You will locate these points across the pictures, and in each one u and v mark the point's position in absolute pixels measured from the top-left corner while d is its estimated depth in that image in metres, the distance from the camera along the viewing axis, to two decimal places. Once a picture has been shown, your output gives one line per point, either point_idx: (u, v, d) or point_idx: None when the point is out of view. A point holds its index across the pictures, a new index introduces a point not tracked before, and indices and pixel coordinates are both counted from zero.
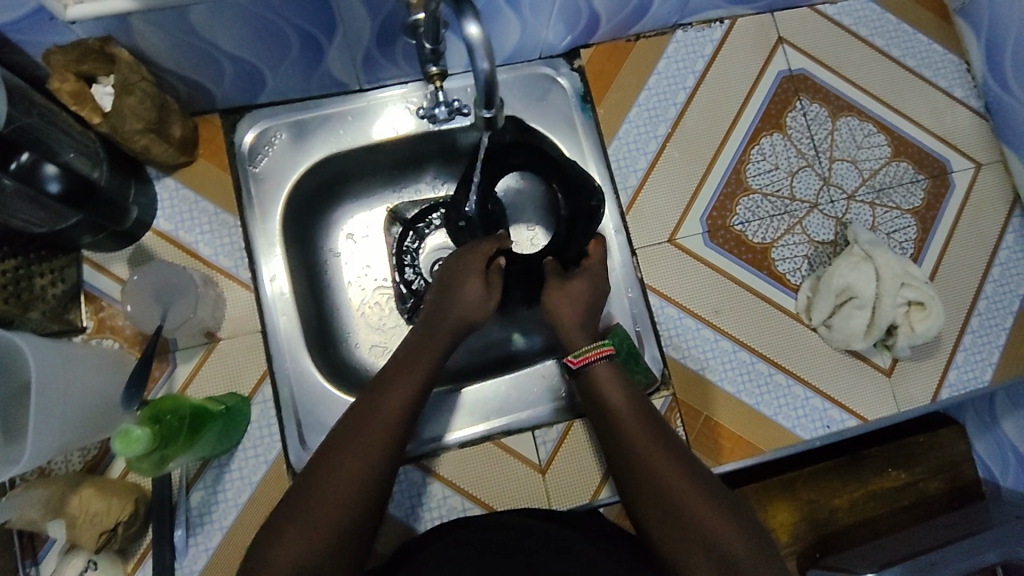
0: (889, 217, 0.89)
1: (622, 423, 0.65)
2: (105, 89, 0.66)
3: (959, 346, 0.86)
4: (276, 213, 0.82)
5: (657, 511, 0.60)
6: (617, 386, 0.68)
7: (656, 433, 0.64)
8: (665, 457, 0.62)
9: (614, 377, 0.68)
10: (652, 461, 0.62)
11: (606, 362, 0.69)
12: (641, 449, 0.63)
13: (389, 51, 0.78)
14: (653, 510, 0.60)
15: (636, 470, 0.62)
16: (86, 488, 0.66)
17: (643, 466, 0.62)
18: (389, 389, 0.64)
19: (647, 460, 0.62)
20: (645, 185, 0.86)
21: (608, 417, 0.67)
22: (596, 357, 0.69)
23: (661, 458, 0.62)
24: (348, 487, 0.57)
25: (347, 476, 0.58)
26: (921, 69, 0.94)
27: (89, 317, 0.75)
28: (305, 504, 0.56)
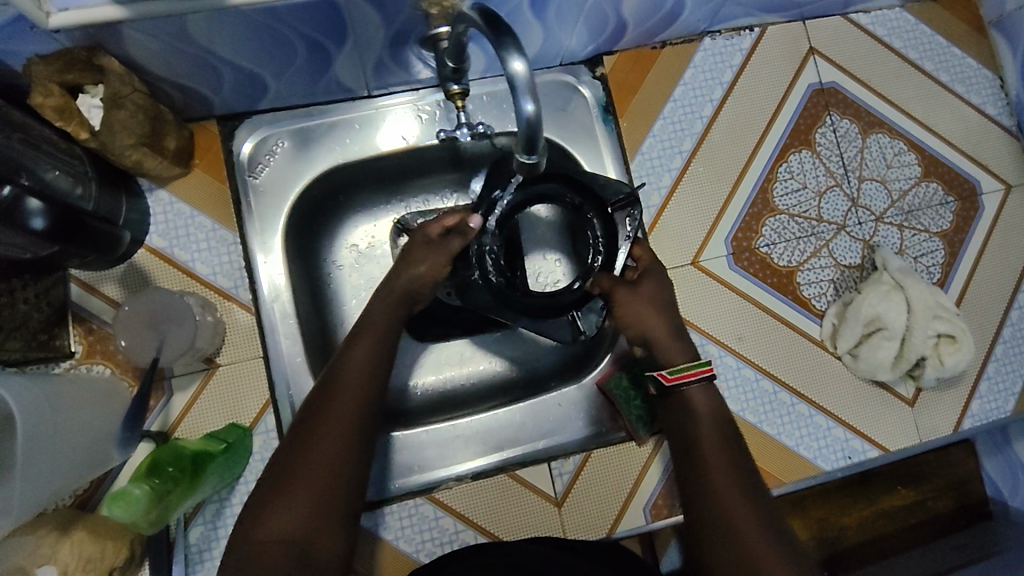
0: (917, 241, 0.86)
1: (704, 457, 0.63)
2: (93, 101, 0.60)
3: (983, 375, 0.84)
4: (278, 228, 0.76)
5: (724, 558, 0.57)
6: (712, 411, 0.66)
7: (737, 473, 0.61)
8: (743, 503, 0.59)
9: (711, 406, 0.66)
10: (727, 503, 0.59)
11: (702, 387, 0.67)
12: (721, 489, 0.60)
13: (402, 58, 0.72)
14: (720, 555, 0.58)
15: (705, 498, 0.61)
16: (78, 532, 0.62)
17: (718, 506, 0.59)
18: (355, 352, 0.63)
19: (724, 499, 0.60)
20: (668, 203, 0.82)
21: (692, 447, 0.64)
22: (693, 377, 0.66)
23: (738, 504, 0.59)
24: (333, 454, 0.56)
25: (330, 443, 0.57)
26: (954, 84, 0.90)
27: (78, 341, 0.70)
28: (289, 473, 0.55)
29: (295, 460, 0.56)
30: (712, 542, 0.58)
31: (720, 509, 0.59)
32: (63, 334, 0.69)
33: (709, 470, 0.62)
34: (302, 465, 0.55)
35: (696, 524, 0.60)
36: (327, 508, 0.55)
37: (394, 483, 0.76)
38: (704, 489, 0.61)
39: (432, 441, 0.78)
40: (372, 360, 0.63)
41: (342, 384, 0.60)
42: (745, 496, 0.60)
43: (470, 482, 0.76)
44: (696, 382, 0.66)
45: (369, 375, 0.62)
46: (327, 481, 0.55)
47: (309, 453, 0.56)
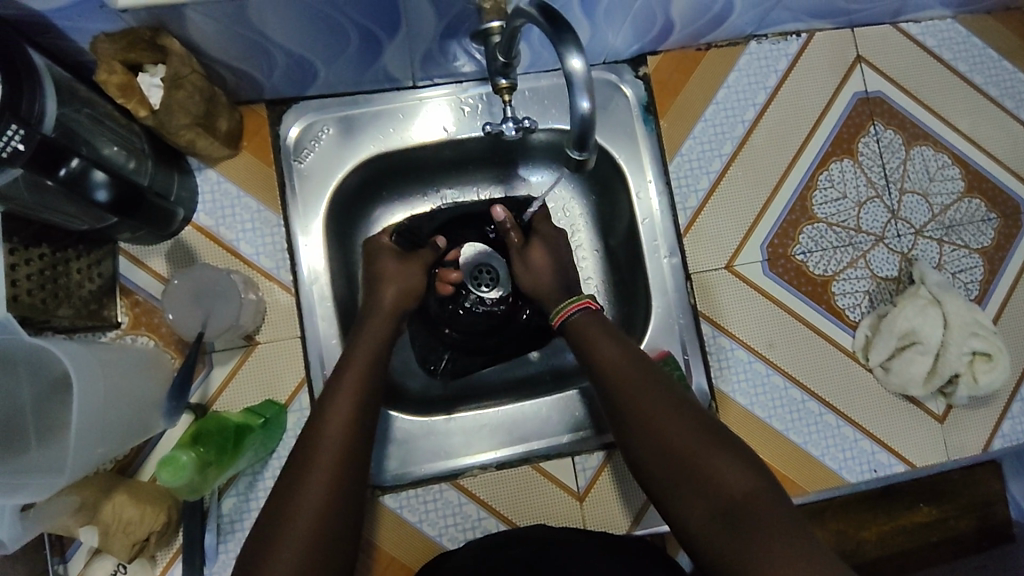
0: (956, 256, 0.85)
1: (618, 377, 0.63)
2: (153, 80, 0.62)
3: (1016, 396, 0.83)
4: (319, 212, 0.77)
5: (672, 474, 0.57)
6: (602, 330, 0.67)
7: (662, 385, 0.62)
8: (673, 412, 0.59)
9: (591, 324, 0.68)
10: (660, 418, 0.59)
11: (583, 314, 0.69)
12: (643, 405, 0.60)
13: (449, 49, 0.72)
14: (667, 471, 0.57)
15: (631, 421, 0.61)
16: (119, 495, 0.64)
17: (653, 421, 0.59)
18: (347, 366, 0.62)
19: (652, 411, 0.60)
20: (705, 207, 0.83)
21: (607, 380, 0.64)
22: (575, 309, 0.70)
23: (672, 417, 0.59)
24: (318, 504, 0.53)
25: (313, 496, 0.53)
26: (1003, 99, 0.88)
27: (125, 312, 0.72)
28: (272, 534, 0.51)
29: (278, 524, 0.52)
30: (654, 458, 0.58)
31: (655, 427, 0.59)
32: (111, 305, 0.72)
33: (628, 390, 0.62)
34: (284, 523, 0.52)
35: (636, 446, 0.60)
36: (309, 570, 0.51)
37: (419, 469, 0.77)
38: (634, 409, 0.61)
39: (459, 428, 0.78)
40: (355, 393, 0.60)
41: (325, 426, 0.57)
42: (665, 398, 0.60)
43: (494, 471, 0.77)
44: (579, 312, 0.70)
45: (353, 416, 0.58)
46: (310, 540, 0.52)
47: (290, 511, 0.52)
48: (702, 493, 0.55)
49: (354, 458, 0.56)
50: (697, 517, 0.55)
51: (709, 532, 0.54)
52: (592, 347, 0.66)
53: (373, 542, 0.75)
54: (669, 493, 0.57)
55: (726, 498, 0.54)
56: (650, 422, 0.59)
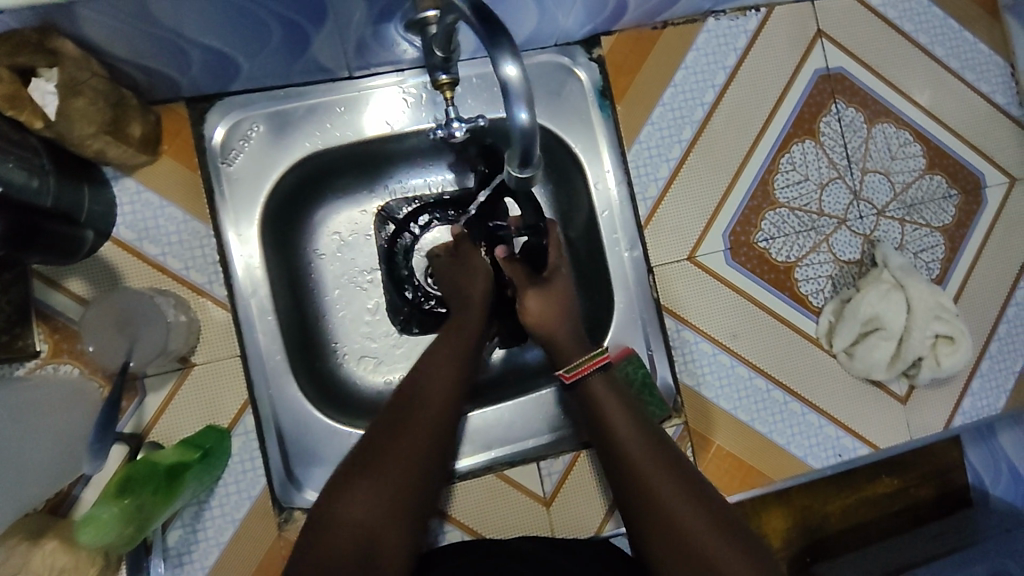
0: (918, 236, 0.84)
1: (628, 455, 0.61)
2: (47, 87, 0.53)
3: (975, 372, 0.84)
4: (254, 219, 0.73)
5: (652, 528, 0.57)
6: (617, 402, 0.64)
7: (655, 438, 0.62)
8: (660, 466, 0.59)
9: (609, 392, 0.65)
10: (648, 472, 0.59)
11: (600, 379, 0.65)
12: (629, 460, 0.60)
13: (386, 37, 0.66)
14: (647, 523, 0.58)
15: (641, 501, 0.58)
16: (49, 543, 0.59)
17: (662, 504, 0.57)
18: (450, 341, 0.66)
19: (639, 462, 0.60)
20: (665, 196, 0.79)
21: (618, 456, 0.61)
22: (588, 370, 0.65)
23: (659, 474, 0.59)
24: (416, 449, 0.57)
25: (422, 442, 0.58)
26: (963, 71, 0.86)
27: (43, 340, 0.66)
28: (370, 461, 0.56)
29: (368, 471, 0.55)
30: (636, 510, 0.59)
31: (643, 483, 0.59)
32: (26, 334, 0.65)
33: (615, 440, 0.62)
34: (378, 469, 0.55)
35: (640, 526, 0.58)
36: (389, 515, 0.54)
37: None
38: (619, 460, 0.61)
39: None
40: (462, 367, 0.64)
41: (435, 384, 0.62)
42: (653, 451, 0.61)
43: (457, 482, 0.74)
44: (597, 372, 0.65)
45: (453, 384, 0.62)
46: (404, 486, 0.56)
47: (396, 451, 0.57)
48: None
49: (453, 418, 0.62)
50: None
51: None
52: (605, 420, 0.63)
53: None
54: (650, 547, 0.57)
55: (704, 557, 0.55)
56: (657, 503, 0.57)
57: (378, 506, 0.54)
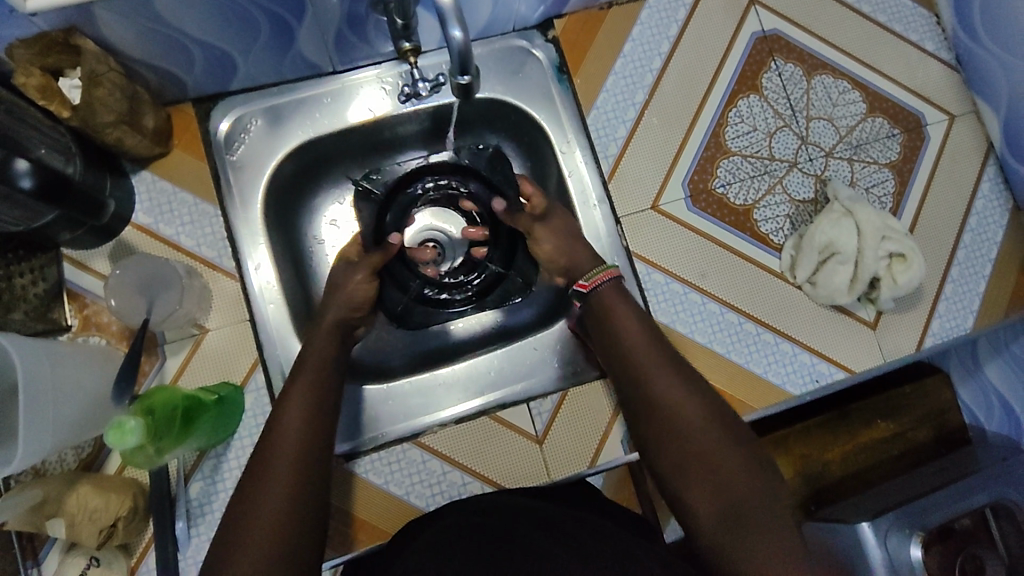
0: (867, 173, 0.90)
1: (647, 385, 0.67)
2: (73, 83, 0.65)
3: (940, 295, 0.88)
4: (257, 200, 0.81)
5: (687, 476, 0.62)
6: (638, 328, 0.71)
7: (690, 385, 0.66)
8: (696, 417, 0.64)
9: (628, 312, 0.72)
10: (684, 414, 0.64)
11: (611, 283, 0.75)
12: (669, 404, 0.65)
13: (360, 28, 0.76)
14: (682, 473, 0.62)
15: (661, 422, 0.65)
16: (84, 486, 0.66)
17: (672, 427, 0.64)
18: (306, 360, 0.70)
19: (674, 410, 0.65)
20: (625, 153, 0.87)
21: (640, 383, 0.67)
22: (602, 279, 0.75)
23: (694, 421, 0.64)
24: (296, 444, 0.61)
25: (290, 448, 0.61)
26: (892, 24, 0.94)
27: (74, 314, 0.74)
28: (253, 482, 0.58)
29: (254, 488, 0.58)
30: (670, 454, 0.63)
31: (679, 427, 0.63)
32: (59, 309, 0.74)
33: (646, 385, 0.67)
34: (254, 504, 0.57)
35: (654, 448, 0.64)
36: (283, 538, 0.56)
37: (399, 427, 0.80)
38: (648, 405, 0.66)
39: (416, 390, 0.82)
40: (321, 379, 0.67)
41: (292, 403, 0.64)
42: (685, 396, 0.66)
43: (453, 426, 0.80)
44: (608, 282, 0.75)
45: (315, 383, 0.67)
46: (288, 498, 0.58)
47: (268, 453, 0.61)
48: (714, 491, 0.60)
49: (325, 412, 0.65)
50: (703, 513, 0.60)
51: (715, 530, 0.59)
52: (624, 349, 0.70)
53: (348, 510, 0.76)
54: (681, 494, 0.62)
55: (733, 499, 0.59)
56: (670, 424, 0.64)
57: (274, 502, 0.57)
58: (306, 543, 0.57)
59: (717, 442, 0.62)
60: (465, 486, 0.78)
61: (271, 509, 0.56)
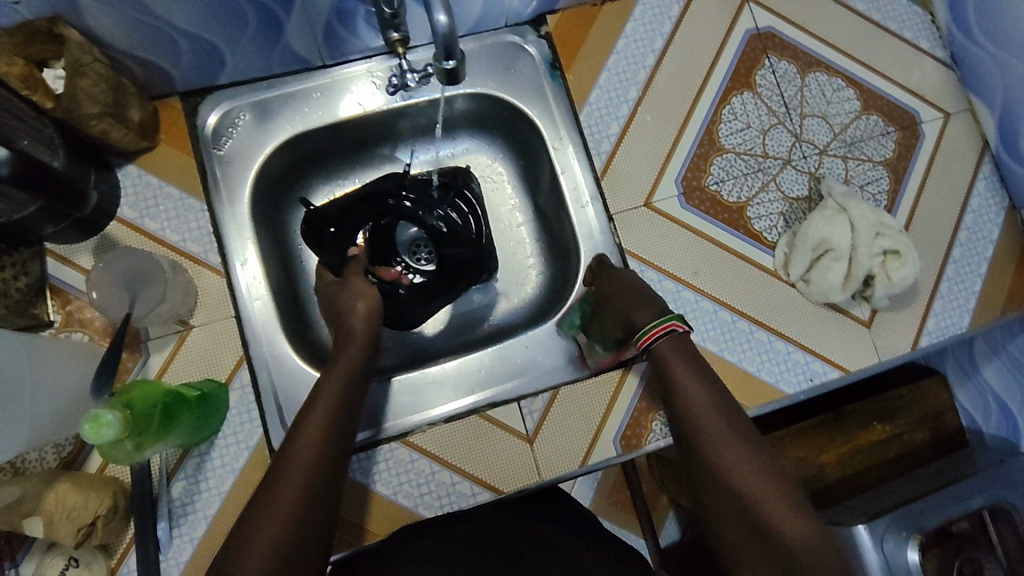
0: (862, 170, 0.89)
1: (695, 430, 0.65)
2: (57, 73, 0.66)
3: (936, 294, 0.87)
4: (245, 195, 0.80)
5: (738, 527, 0.60)
6: (687, 368, 0.69)
7: (751, 444, 0.63)
8: (747, 462, 0.62)
9: (675, 352, 0.70)
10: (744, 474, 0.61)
11: (665, 341, 0.71)
12: (730, 461, 0.62)
13: (349, 21, 0.75)
14: (732, 523, 0.60)
15: (708, 470, 0.63)
16: (61, 484, 0.64)
17: (719, 471, 0.62)
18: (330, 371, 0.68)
19: (732, 470, 0.61)
20: (618, 150, 0.86)
21: (691, 426, 0.65)
22: (659, 334, 0.71)
23: (743, 465, 0.62)
24: (307, 455, 0.60)
25: (304, 459, 0.59)
26: (886, 22, 0.93)
27: (57, 311, 0.73)
28: (267, 493, 0.57)
29: (268, 494, 0.57)
30: (718, 501, 0.61)
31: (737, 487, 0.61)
32: (42, 305, 0.72)
33: (701, 439, 0.64)
34: (265, 512, 0.55)
35: (705, 495, 0.63)
36: (287, 548, 0.54)
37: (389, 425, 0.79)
38: (706, 461, 0.63)
39: (404, 388, 0.80)
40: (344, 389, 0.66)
41: (315, 416, 0.63)
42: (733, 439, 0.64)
43: (442, 425, 0.78)
44: (662, 337, 0.71)
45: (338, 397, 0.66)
46: (297, 506, 0.56)
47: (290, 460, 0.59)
48: (764, 547, 0.58)
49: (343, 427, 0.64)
50: (754, 570, 0.58)
51: None
52: (675, 387, 0.68)
53: (334, 510, 0.75)
54: (730, 547, 0.60)
55: (785, 557, 0.56)
56: (717, 470, 0.62)
57: (283, 514, 0.55)
58: (303, 552, 0.55)
59: (769, 490, 0.60)
60: (454, 486, 0.77)
61: (276, 518, 0.55)
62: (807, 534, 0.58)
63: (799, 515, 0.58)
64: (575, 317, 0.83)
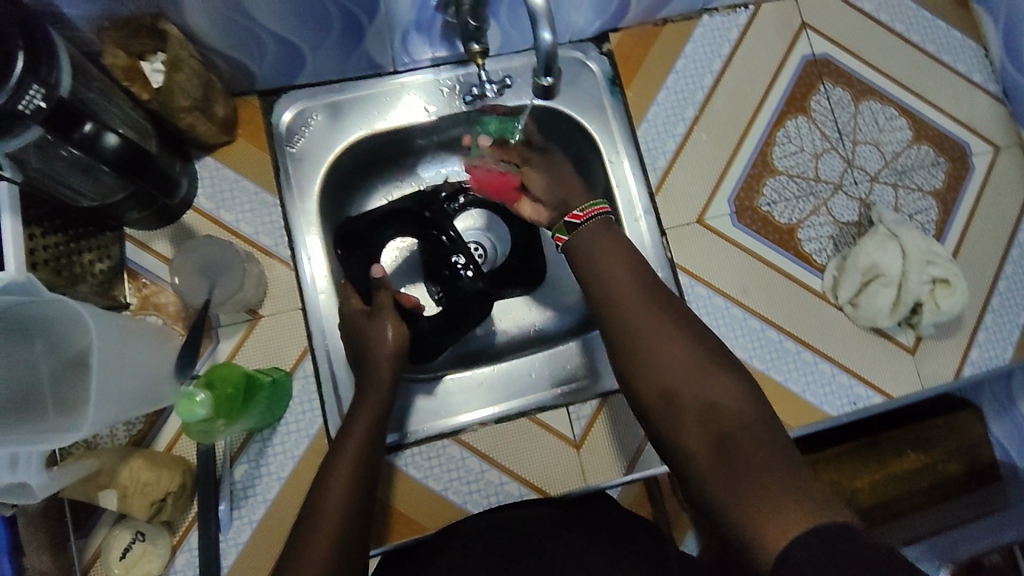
0: (911, 199, 0.91)
1: (628, 317, 0.60)
2: (154, 67, 0.69)
3: (980, 324, 0.88)
4: (314, 193, 0.83)
5: (659, 399, 0.57)
6: (614, 247, 0.66)
7: (668, 311, 0.61)
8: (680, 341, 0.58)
9: (609, 238, 0.66)
10: (665, 352, 0.58)
11: (600, 220, 0.67)
12: (646, 332, 0.59)
13: (425, 31, 0.78)
14: (663, 401, 0.56)
15: (627, 346, 0.59)
16: (135, 459, 0.67)
17: (648, 347, 0.58)
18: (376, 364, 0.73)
19: (645, 340, 0.60)
20: (674, 167, 0.88)
21: (610, 306, 0.62)
22: (595, 211, 0.67)
23: (673, 342, 0.57)
24: (359, 439, 0.66)
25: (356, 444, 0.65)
26: (940, 54, 0.95)
27: (133, 294, 0.76)
28: (328, 474, 0.63)
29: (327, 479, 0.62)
30: (652, 384, 0.56)
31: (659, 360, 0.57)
32: (120, 288, 0.76)
33: (617, 322, 0.61)
34: (327, 490, 0.61)
35: (629, 377, 0.59)
36: (350, 520, 0.60)
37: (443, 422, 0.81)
38: (624, 335, 0.59)
39: (457, 387, 0.83)
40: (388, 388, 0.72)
41: (364, 407, 0.69)
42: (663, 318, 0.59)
43: (493, 425, 0.81)
44: (599, 217, 0.67)
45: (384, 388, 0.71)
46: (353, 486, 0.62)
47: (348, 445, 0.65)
48: (701, 421, 0.53)
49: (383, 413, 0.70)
50: (688, 441, 0.54)
51: (713, 470, 0.50)
52: (597, 273, 0.64)
53: (386, 501, 0.78)
54: (664, 429, 0.56)
55: (722, 425, 0.52)
56: (643, 347, 0.58)
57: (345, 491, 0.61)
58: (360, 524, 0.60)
59: (707, 375, 0.55)
60: (502, 486, 0.79)
61: (340, 499, 0.60)
62: (741, 397, 0.55)
63: (730, 382, 0.55)
64: (492, 124, 0.87)
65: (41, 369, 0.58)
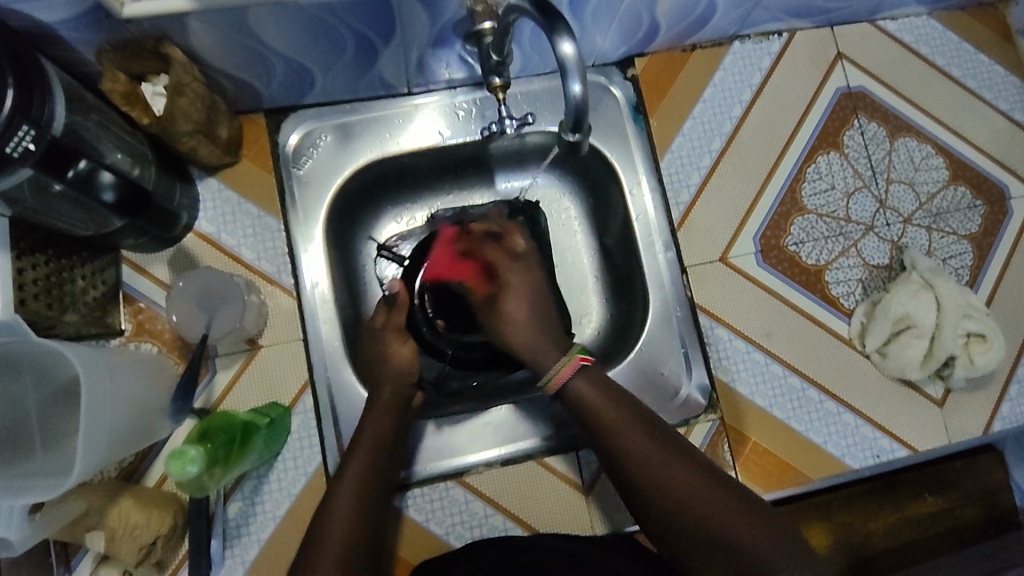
0: (945, 243, 0.87)
1: (622, 444, 0.60)
2: (155, 89, 0.64)
3: (1012, 378, 0.84)
4: (320, 217, 0.79)
5: (687, 538, 0.56)
6: (593, 383, 0.63)
7: (652, 432, 0.60)
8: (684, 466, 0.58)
9: (595, 390, 0.62)
10: (672, 483, 0.57)
11: (584, 373, 0.63)
12: (657, 469, 0.58)
13: (443, 55, 0.75)
14: (686, 537, 0.56)
15: (640, 490, 0.58)
16: (125, 500, 0.65)
17: (656, 476, 0.58)
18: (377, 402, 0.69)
19: (650, 461, 0.58)
20: (697, 201, 0.84)
21: (612, 450, 0.60)
22: (576, 366, 0.63)
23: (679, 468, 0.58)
24: (360, 471, 0.62)
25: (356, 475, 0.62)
26: (981, 90, 0.90)
27: (128, 320, 0.73)
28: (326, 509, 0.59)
29: (327, 513, 0.58)
30: (670, 520, 0.57)
31: (652, 482, 0.58)
32: (115, 313, 0.72)
33: (627, 459, 0.59)
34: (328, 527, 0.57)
35: (645, 510, 0.58)
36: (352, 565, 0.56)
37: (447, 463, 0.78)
38: (636, 470, 0.59)
39: (463, 426, 0.80)
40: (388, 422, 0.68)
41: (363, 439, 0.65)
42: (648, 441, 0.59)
43: (499, 468, 0.77)
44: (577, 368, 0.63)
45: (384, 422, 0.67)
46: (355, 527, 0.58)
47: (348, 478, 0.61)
48: (727, 556, 0.54)
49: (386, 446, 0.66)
50: None
51: None
52: (588, 404, 0.62)
53: (384, 543, 0.74)
54: (691, 569, 0.56)
55: (752, 565, 0.54)
56: (655, 484, 0.58)
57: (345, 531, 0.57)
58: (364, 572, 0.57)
59: (711, 490, 0.57)
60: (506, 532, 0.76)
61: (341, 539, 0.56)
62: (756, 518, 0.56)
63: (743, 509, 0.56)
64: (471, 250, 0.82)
65: (27, 402, 0.58)
